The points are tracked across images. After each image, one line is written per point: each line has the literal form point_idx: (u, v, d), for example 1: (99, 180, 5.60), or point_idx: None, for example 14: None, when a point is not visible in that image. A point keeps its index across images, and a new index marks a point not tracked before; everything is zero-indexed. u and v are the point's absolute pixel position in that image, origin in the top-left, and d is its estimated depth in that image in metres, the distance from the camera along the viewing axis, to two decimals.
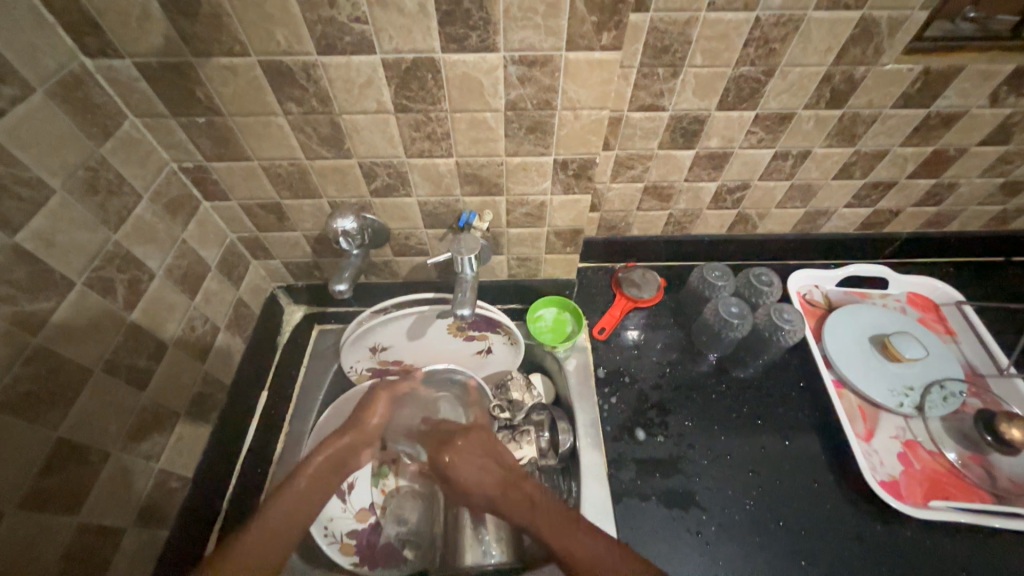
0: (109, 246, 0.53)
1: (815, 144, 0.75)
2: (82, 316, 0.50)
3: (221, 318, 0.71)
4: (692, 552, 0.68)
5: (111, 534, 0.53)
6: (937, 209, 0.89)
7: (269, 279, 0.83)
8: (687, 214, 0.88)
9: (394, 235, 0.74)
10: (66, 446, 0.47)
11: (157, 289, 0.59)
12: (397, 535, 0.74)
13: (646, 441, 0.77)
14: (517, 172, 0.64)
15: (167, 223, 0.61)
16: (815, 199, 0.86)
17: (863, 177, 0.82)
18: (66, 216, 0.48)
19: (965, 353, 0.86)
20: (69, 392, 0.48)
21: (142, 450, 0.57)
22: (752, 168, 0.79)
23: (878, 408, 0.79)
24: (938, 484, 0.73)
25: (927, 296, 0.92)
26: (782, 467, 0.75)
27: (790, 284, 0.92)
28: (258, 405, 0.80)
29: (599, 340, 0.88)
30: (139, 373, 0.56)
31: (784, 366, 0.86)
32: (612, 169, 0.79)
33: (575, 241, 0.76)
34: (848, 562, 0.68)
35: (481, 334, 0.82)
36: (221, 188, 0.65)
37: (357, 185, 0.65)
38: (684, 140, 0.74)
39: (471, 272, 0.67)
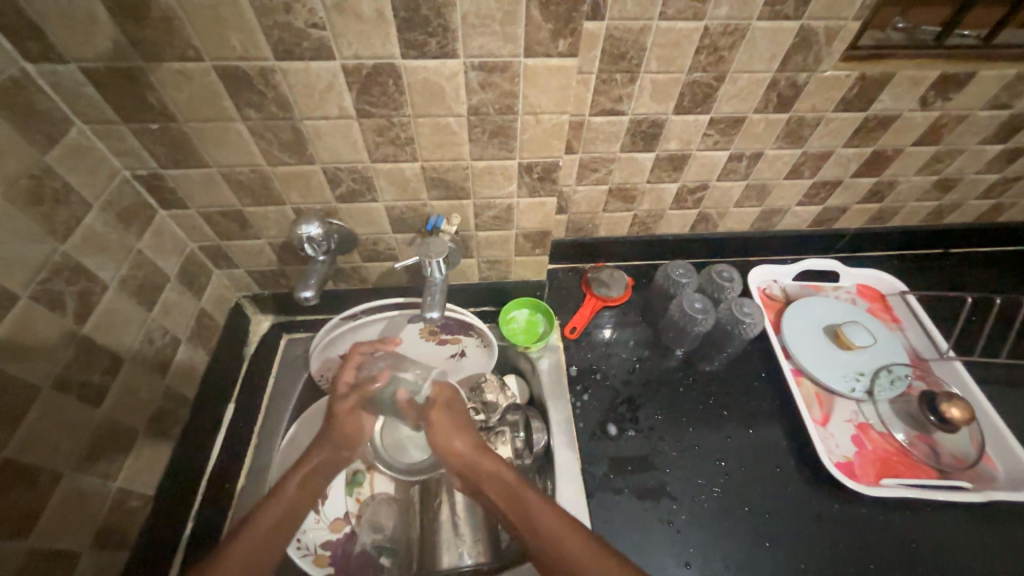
0: (58, 257, 0.51)
1: (766, 145, 0.79)
2: (27, 327, 0.47)
3: (182, 330, 0.69)
4: (664, 541, 0.70)
5: (64, 558, 0.50)
6: (880, 205, 0.95)
7: (233, 289, 0.81)
8: (652, 214, 0.91)
9: (362, 241, 0.73)
10: (13, 467, 0.45)
11: (111, 301, 0.57)
12: (373, 542, 0.73)
13: (618, 436, 0.79)
14: (483, 176, 0.65)
15: (121, 233, 0.59)
16: (770, 198, 0.90)
17: (812, 177, 0.86)
18: (9, 226, 0.46)
19: (909, 339, 0.92)
20: (15, 410, 0.46)
21: (98, 470, 0.54)
22: (710, 169, 0.82)
23: (833, 394, 0.84)
24: (889, 463, 0.77)
25: (874, 287, 0.98)
26: (748, 454, 0.78)
27: (750, 280, 0.96)
28: (225, 418, 0.77)
29: (571, 339, 0.90)
30: (93, 389, 0.54)
31: (747, 358, 0.90)
32: (577, 172, 0.81)
33: (544, 243, 0.77)
34: (809, 541, 0.71)
35: (453, 338, 0.83)
36: (178, 195, 0.63)
37: (321, 190, 0.65)
38: (644, 143, 0.76)
39: (441, 274, 0.67)
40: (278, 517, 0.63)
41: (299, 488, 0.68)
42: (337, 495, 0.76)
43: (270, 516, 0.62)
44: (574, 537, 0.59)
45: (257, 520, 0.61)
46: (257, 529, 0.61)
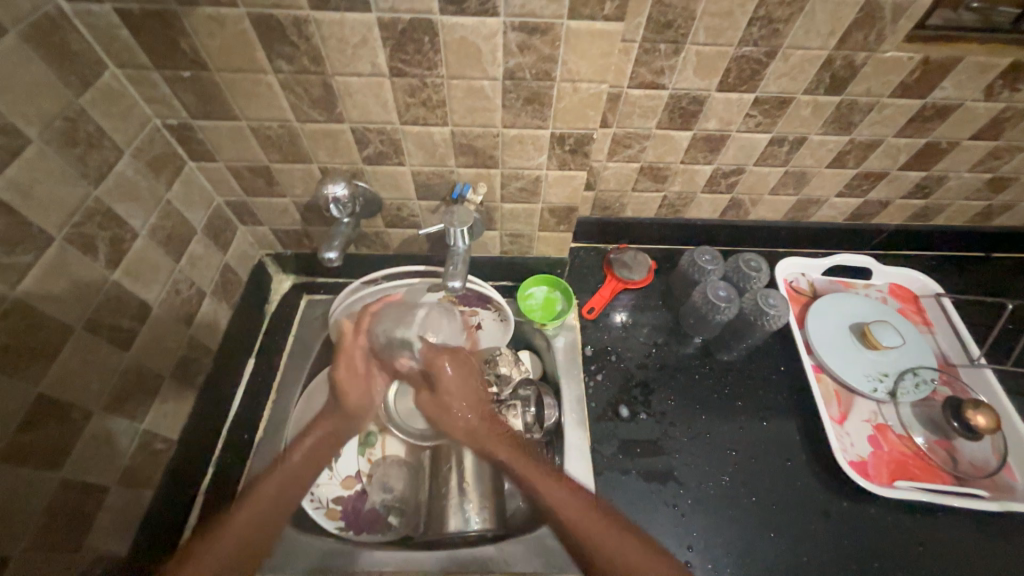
0: (90, 201, 0.51)
1: (811, 130, 0.75)
2: (61, 268, 0.48)
3: (207, 283, 0.70)
4: (668, 523, 0.70)
5: (95, 491, 0.53)
6: (924, 202, 0.90)
7: (256, 246, 0.81)
8: (682, 196, 0.88)
9: (386, 205, 0.73)
10: (47, 402, 0.47)
11: (141, 249, 0.58)
12: (382, 502, 0.75)
13: (629, 418, 0.79)
14: (513, 145, 0.63)
15: (151, 181, 0.59)
16: (808, 186, 0.86)
17: (856, 167, 0.82)
18: (44, 167, 0.46)
19: (939, 343, 0.89)
20: (49, 347, 0.47)
21: (126, 411, 0.56)
22: (748, 152, 0.79)
23: (854, 393, 0.82)
24: (904, 466, 0.76)
25: (908, 288, 0.95)
26: (760, 446, 0.78)
27: (778, 271, 0.93)
28: (245, 372, 0.79)
29: (588, 320, 0.89)
30: (122, 333, 0.56)
31: (767, 351, 0.88)
32: (609, 147, 0.78)
33: (569, 219, 0.75)
34: (814, 536, 0.70)
35: (471, 310, 0.84)
36: (207, 147, 0.63)
37: (349, 151, 0.64)
38: (681, 121, 0.73)
39: (464, 244, 0.66)
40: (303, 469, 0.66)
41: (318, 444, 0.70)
42: (349, 455, 0.77)
43: (273, 482, 0.63)
44: (590, 515, 0.62)
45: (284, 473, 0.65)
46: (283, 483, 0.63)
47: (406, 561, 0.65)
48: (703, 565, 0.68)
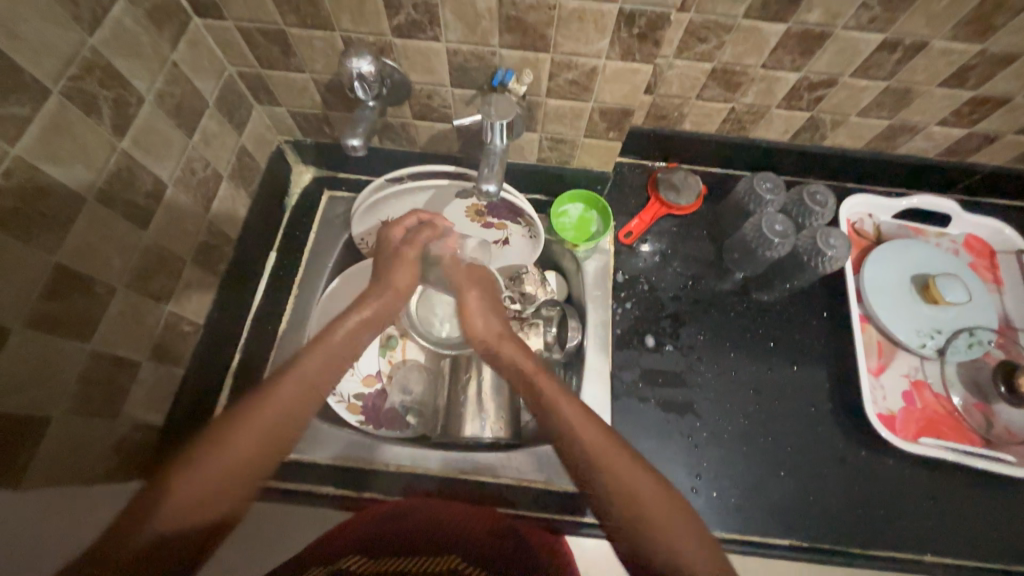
0: (86, 52, 0.45)
1: (936, 34, 0.61)
2: (64, 129, 0.44)
3: (224, 166, 0.65)
4: (680, 452, 0.70)
5: (127, 365, 0.54)
6: None
7: (274, 130, 0.75)
8: (752, 110, 0.76)
9: (415, 91, 0.64)
10: (68, 273, 0.45)
11: (149, 118, 0.53)
12: (402, 403, 0.77)
13: (655, 348, 0.76)
14: (571, 22, 0.52)
15: (153, 37, 0.52)
16: (907, 109, 0.73)
17: (975, 89, 0.68)
18: (26, 1, 0.39)
19: (1005, 304, 0.81)
20: (62, 217, 0.44)
21: (150, 290, 0.55)
22: (848, 58, 0.65)
23: (898, 347, 0.77)
24: (934, 424, 0.73)
25: (986, 241, 0.84)
26: (785, 388, 0.76)
27: (843, 209, 0.84)
28: (267, 264, 0.77)
29: (624, 244, 0.83)
30: (138, 210, 0.53)
31: (812, 294, 0.82)
32: (681, 40, 0.65)
33: (622, 125, 0.66)
34: (825, 478, 0.71)
35: (499, 223, 0.78)
36: (213, 0, 0.54)
37: (376, 17, 0.54)
38: (777, 10, 0.60)
39: (501, 141, 0.58)
40: (312, 362, 0.56)
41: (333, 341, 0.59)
42: (371, 356, 0.78)
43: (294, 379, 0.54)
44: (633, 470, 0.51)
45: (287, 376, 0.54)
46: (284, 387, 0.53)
47: (422, 457, 0.68)
48: (708, 493, 0.69)
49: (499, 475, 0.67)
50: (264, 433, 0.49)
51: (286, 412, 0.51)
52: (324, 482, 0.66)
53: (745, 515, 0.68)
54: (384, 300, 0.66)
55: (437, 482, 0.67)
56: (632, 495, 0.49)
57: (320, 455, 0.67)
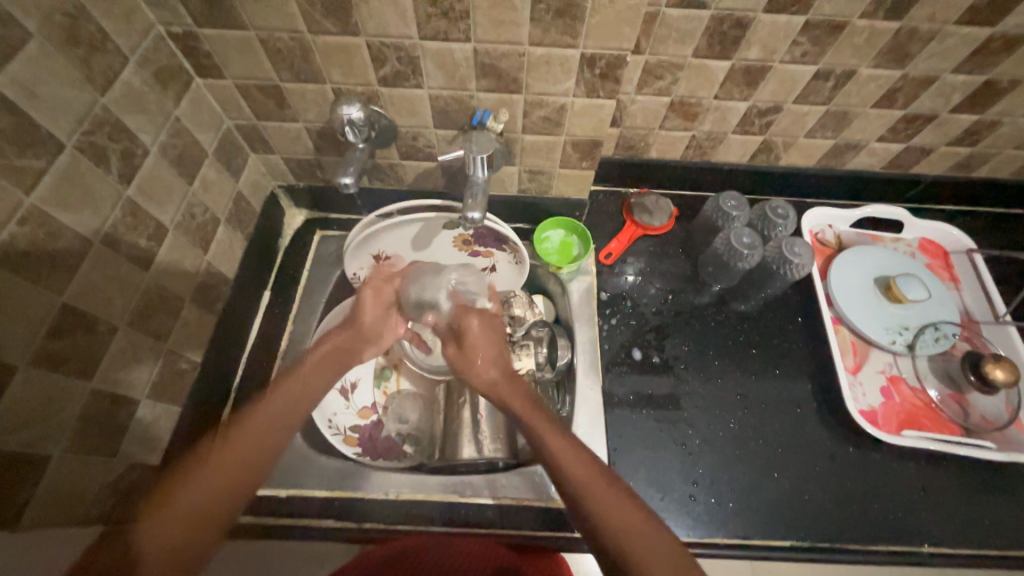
0: (98, 109, 0.49)
1: (861, 62, 0.69)
2: (76, 179, 0.47)
3: (221, 210, 0.69)
4: (675, 460, 0.72)
5: (126, 403, 0.54)
6: (971, 149, 0.85)
7: (269, 176, 0.79)
8: (711, 137, 0.84)
9: (401, 134, 0.69)
10: (73, 313, 0.47)
11: (153, 167, 0.56)
12: (398, 431, 0.77)
13: (642, 361, 0.79)
14: (539, 66, 0.58)
15: (158, 95, 0.56)
16: (848, 129, 0.81)
17: (904, 108, 0.77)
18: (47, 66, 0.44)
19: (964, 300, 0.87)
20: (70, 260, 0.47)
21: (150, 329, 0.57)
22: (788, 87, 0.73)
23: (870, 345, 0.81)
24: (913, 417, 0.76)
25: (939, 243, 0.91)
26: (769, 392, 0.78)
27: (804, 221, 0.90)
28: (261, 302, 0.79)
29: (605, 265, 0.88)
30: (141, 252, 0.55)
31: (786, 301, 0.86)
32: (639, 78, 0.73)
33: (593, 154, 0.72)
34: (818, 477, 0.72)
35: (486, 251, 0.82)
36: (214, 61, 0.60)
37: (364, 70, 0.60)
38: (720, 48, 0.68)
39: (483, 172, 0.63)
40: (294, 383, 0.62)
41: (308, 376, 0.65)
42: (365, 388, 0.79)
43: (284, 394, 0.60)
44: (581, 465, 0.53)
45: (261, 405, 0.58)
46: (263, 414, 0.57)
47: (421, 483, 0.67)
48: (706, 500, 0.69)
49: (500, 496, 0.67)
50: (252, 444, 0.53)
51: (263, 429, 0.55)
52: (324, 516, 0.65)
53: (744, 520, 0.68)
54: (351, 340, 0.70)
55: (439, 509, 0.66)
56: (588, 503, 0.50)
57: (320, 488, 0.67)
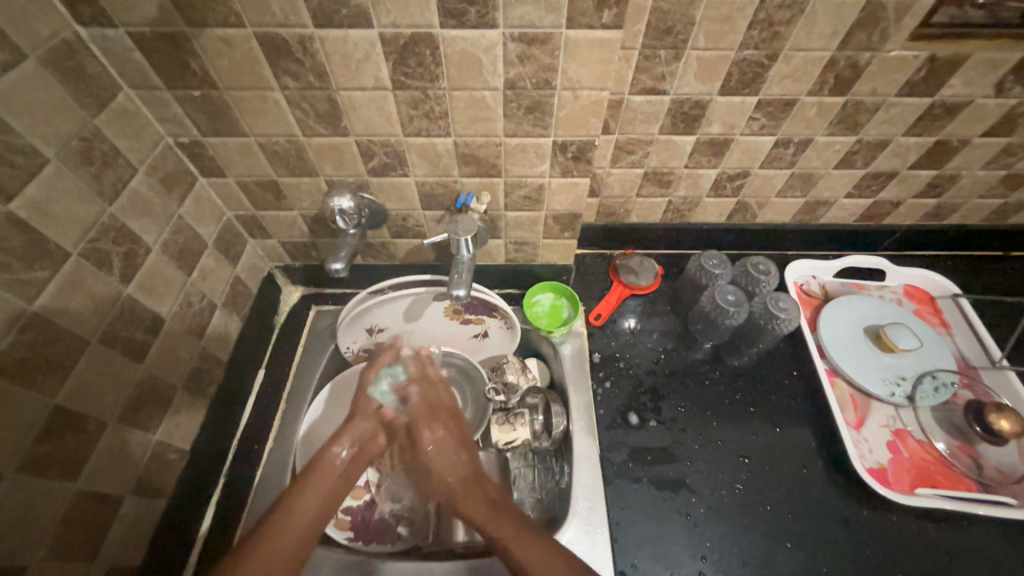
0: (105, 218, 0.53)
1: (816, 131, 0.74)
2: (78, 284, 0.50)
3: (218, 296, 0.71)
4: (681, 533, 0.68)
5: (109, 502, 0.53)
6: (937, 200, 0.88)
7: (266, 259, 0.83)
8: (687, 200, 0.88)
9: (392, 216, 0.74)
10: (64, 413, 0.48)
11: (154, 264, 0.59)
12: (391, 511, 0.74)
13: (639, 424, 0.78)
14: (515, 153, 0.63)
15: (164, 197, 0.61)
16: (816, 188, 0.85)
17: (865, 167, 0.81)
18: (61, 186, 0.48)
19: (958, 344, 0.86)
20: (65, 361, 0.48)
21: (140, 422, 0.57)
22: (753, 155, 0.78)
23: (870, 398, 0.80)
24: (925, 472, 0.73)
25: (924, 289, 0.92)
26: (771, 452, 0.76)
27: (787, 274, 0.92)
28: (255, 382, 0.80)
29: (595, 326, 0.88)
30: (136, 346, 0.57)
31: (778, 355, 0.87)
32: (612, 154, 0.78)
33: (574, 226, 0.75)
34: (833, 545, 0.68)
35: (477, 318, 0.83)
36: (217, 163, 0.65)
37: (354, 163, 0.65)
38: (684, 126, 0.73)
39: (468, 252, 0.66)
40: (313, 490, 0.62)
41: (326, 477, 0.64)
42: None
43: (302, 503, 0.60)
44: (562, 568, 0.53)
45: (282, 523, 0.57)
46: (284, 532, 0.57)
47: (424, 570, 0.64)
48: None
49: None
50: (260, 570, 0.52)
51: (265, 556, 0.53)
52: None
53: None
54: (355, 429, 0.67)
55: None
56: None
57: None
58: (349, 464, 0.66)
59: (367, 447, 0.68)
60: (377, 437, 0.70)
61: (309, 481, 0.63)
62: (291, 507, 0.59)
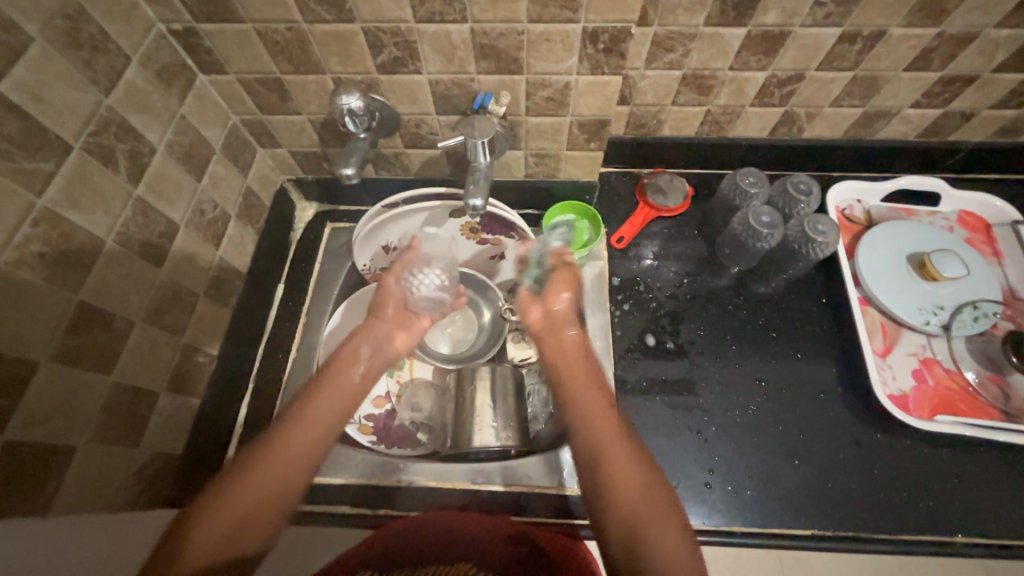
0: (103, 110, 0.50)
1: (891, 21, 0.64)
2: (85, 180, 0.48)
3: (231, 206, 0.70)
4: (690, 447, 0.70)
5: (146, 395, 0.56)
6: (1017, 112, 0.78)
7: (277, 171, 0.80)
8: (727, 111, 0.79)
9: (404, 122, 0.69)
10: (90, 310, 0.49)
11: (161, 165, 0.57)
12: (411, 420, 0.77)
13: (656, 346, 0.77)
14: (540, 44, 0.56)
15: (163, 93, 0.57)
16: (878, 95, 0.75)
17: (940, 70, 0.71)
18: (50, 69, 0.45)
19: (1007, 275, 0.80)
20: (83, 259, 0.48)
21: (166, 324, 0.59)
22: (811, 52, 0.68)
23: (902, 326, 0.77)
24: (948, 401, 0.72)
25: (979, 216, 0.85)
26: (789, 376, 0.75)
27: (830, 197, 0.85)
28: (275, 295, 0.81)
29: (617, 250, 0.85)
30: (153, 249, 0.57)
31: (809, 281, 0.83)
32: (648, 51, 0.69)
33: (601, 134, 0.69)
34: (842, 464, 0.69)
35: (494, 239, 0.82)
36: (216, 57, 0.60)
37: (362, 57, 0.59)
38: (735, 15, 0.64)
39: (485, 158, 0.61)
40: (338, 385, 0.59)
41: (347, 380, 0.60)
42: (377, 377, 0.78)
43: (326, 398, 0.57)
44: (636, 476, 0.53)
45: (303, 419, 0.54)
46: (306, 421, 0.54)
47: (442, 470, 0.69)
48: (722, 488, 0.68)
49: (512, 483, 0.68)
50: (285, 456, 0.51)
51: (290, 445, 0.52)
52: (342, 500, 0.68)
53: (763, 507, 0.67)
54: (369, 332, 0.65)
55: (456, 494, 0.68)
56: (637, 518, 0.49)
57: (336, 475, 0.69)
58: (367, 360, 0.63)
59: (382, 345, 0.66)
60: (395, 335, 0.68)
61: (328, 381, 0.59)
62: (309, 403, 0.56)
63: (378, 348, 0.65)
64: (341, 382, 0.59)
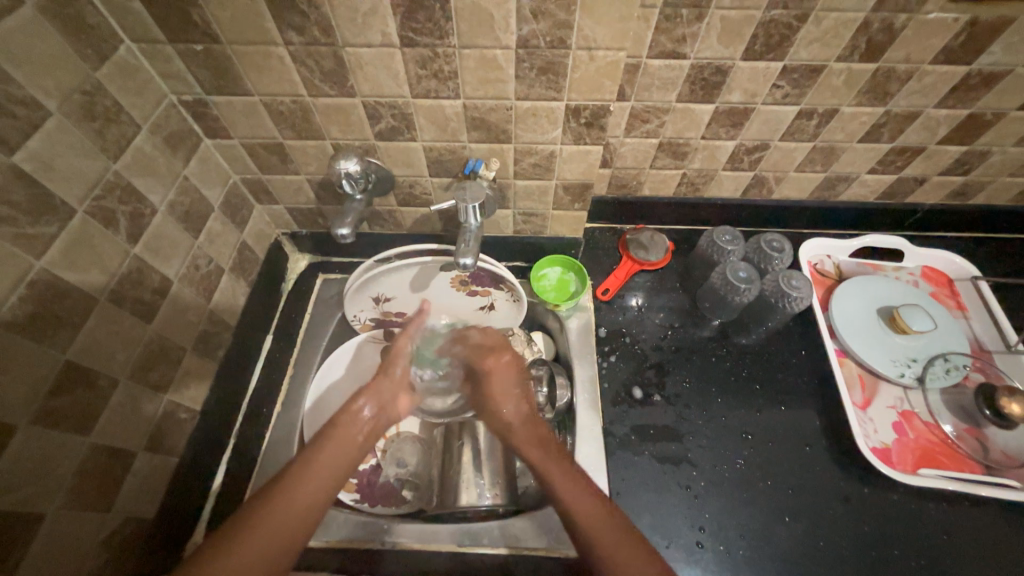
0: (109, 175, 0.52)
1: (843, 101, 0.71)
2: (83, 241, 0.49)
3: (225, 260, 0.71)
4: (680, 504, 0.69)
5: (123, 456, 0.55)
6: (964, 179, 0.85)
7: (273, 225, 0.83)
8: (702, 174, 0.85)
9: (398, 183, 0.72)
10: (75, 369, 0.49)
11: (160, 225, 0.59)
12: (396, 475, 0.76)
13: (642, 399, 0.78)
14: (527, 118, 0.61)
15: (168, 157, 0.60)
16: (838, 162, 0.82)
17: (891, 141, 0.78)
18: (64, 140, 0.47)
19: (973, 328, 0.84)
20: (75, 318, 0.49)
21: (151, 381, 0.58)
22: (774, 126, 0.75)
23: (879, 378, 0.79)
24: (930, 454, 0.73)
25: (942, 271, 0.90)
26: (775, 429, 0.76)
27: (801, 253, 0.90)
28: (262, 348, 0.81)
29: (603, 301, 0.88)
30: (145, 306, 0.57)
31: (788, 333, 0.86)
32: (627, 122, 0.75)
33: (584, 197, 0.74)
34: (832, 521, 0.69)
35: (484, 290, 0.82)
36: (222, 124, 0.63)
37: (360, 126, 0.63)
38: (703, 93, 0.70)
39: (476, 221, 0.65)
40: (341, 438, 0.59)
41: (348, 438, 0.59)
42: None
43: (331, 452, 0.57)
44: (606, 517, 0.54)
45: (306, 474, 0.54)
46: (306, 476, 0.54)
47: (429, 533, 0.66)
48: (714, 548, 0.66)
49: (502, 544, 0.65)
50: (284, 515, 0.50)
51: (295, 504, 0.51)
52: (321, 568, 0.64)
53: (757, 568, 0.65)
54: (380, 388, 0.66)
55: (440, 558, 0.65)
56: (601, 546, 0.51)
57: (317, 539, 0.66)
58: (372, 419, 0.64)
59: (390, 403, 0.66)
60: (399, 399, 0.68)
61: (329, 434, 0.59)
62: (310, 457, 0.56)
63: (387, 399, 0.66)
64: (347, 437, 0.60)
